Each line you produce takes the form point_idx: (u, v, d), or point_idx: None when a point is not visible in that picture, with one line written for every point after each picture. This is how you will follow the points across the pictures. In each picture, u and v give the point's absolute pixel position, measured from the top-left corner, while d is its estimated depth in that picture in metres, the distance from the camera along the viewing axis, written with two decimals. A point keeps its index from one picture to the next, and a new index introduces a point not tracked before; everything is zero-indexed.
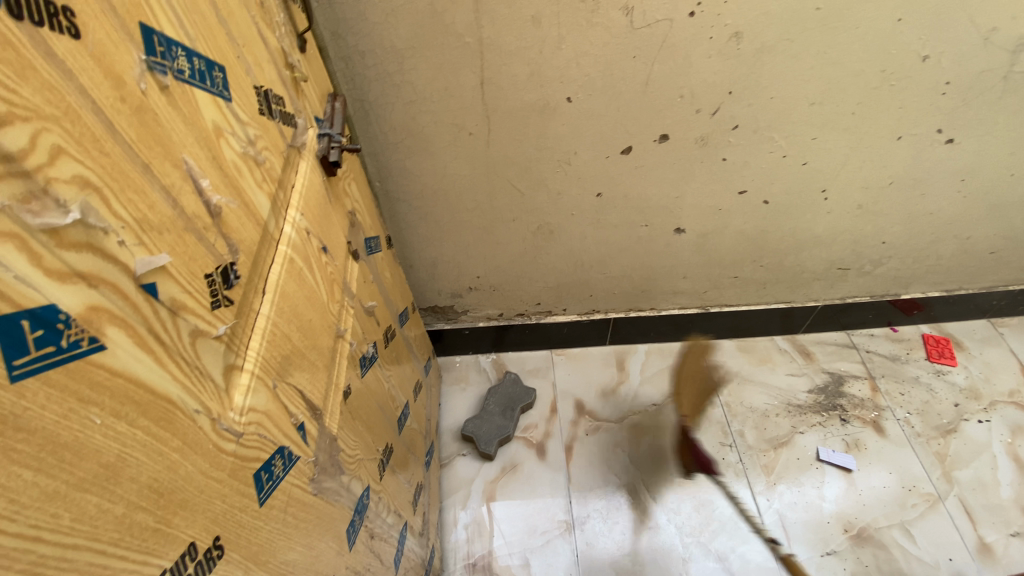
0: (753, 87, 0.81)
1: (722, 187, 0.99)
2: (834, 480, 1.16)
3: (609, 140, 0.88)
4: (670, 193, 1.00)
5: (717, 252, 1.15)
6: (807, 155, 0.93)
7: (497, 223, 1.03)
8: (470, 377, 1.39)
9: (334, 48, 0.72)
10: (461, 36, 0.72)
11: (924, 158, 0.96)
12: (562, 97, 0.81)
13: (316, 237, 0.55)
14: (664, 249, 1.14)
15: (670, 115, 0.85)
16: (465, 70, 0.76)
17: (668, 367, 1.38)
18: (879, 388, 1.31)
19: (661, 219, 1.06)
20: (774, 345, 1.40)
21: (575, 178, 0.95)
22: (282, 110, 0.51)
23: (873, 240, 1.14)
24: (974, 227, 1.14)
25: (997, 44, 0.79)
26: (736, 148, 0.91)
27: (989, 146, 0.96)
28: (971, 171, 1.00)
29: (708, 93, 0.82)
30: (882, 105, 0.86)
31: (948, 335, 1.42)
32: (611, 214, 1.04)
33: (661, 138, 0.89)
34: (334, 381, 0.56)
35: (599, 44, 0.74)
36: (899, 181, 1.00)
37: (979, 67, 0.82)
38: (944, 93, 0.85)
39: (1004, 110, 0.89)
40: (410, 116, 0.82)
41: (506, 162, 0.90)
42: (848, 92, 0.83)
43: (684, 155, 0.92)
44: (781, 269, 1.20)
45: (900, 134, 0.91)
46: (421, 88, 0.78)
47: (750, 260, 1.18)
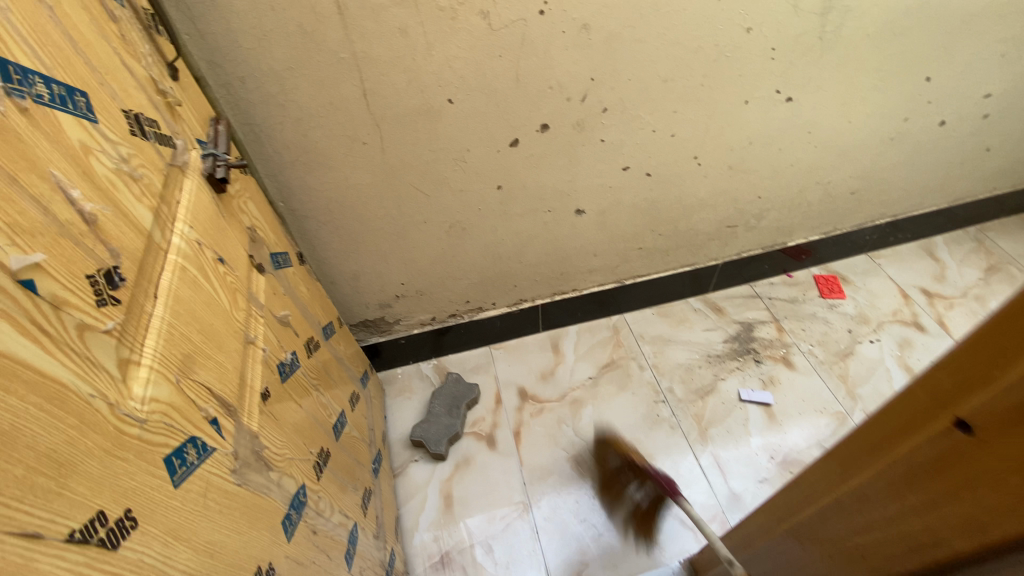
0: (611, 72, 0.91)
1: (608, 166, 1.09)
2: (757, 416, 1.27)
3: (496, 134, 0.96)
4: (563, 177, 1.09)
5: (619, 226, 1.25)
6: (673, 125, 1.04)
7: (408, 227, 1.08)
8: (413, 386, 1.40)
9: (213, 77, 0.75)
10: (335, 52, 0.77)
11: (773, 117, 1.10)
12: (443, 99, 0.87)
13: (209, 249, 0.58)
14: (571, 231, 1.22)
15: (545, 105, 0.93)
16: (346, 84, 0.81)
17: (599, 342, 1.46)
18: (784, 328, 1.45)
19: (562, 203, 1.14)
20: (689, 306, 1.52)
21: (473, 175, 1.02)
22: (157, 132, 0.54)
23: (751, 196, 1.28)
24: (831, 173, 1.30)
25: (806, 11, 0.92)
26: (611, 129, 1.01)
27: (823, 101, 1.11)
28: (814, 124, 1.15)
29: (574, 81, 0.91)
30: (725, 75, 0.98)
31: (835, 272, 1.60)
32: (515, 204, 1.11)
33: (543, 127, 0.97)
34: (249, 383, 0.59)
35: (466, 47, 0.81)
36: (758, 140, 1.14)
37: (795, 33, 0.95)
38: (773, 57, 0.98)
39: (827, 67, 1.04)
40: (301, 134, 0.85)
41: (404, 167, 0.96)
42: (693, 67, 0.95)
43: (567, 140, 1.01)
44: (679, 233, 1.32)
45: (747, 99, 1.04)
46: (307, 105, 0.82)
47: (649, 230, 1.29)
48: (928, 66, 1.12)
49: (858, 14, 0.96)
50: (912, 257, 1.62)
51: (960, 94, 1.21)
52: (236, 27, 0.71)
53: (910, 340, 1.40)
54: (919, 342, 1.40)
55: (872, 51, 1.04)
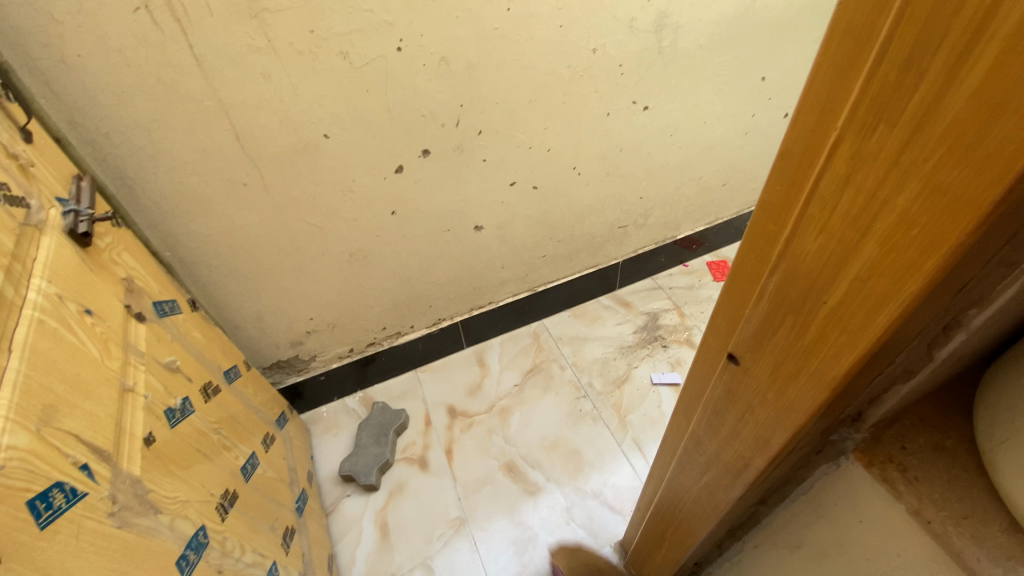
0: (478, 97, 1.00)
1: (495, 182, 1.16)
2: (669, 396, 1.37)
3: (380, 163, 1.01)
4: (454, 197, 1.15)
5: (518, 239, 1.32)
6: (548, 140, 1.14)
7: (307, 261, 1.10)
8: (340, 422, 1.39)
9: (74, 135, 0.76)
10: (200, 101, 0.79)
11: (635, 124, 1.22)
12: (319, 135, 0.91)
13: (73, 301, 0.58)
14: (473, 247, 1.28)
15: (422, 132, 1.00)
16: (218, 130, 0.83)
17: (521, 350, 1.52)
18: (685, 313, 1.57)
19: (458, 221, 1.20)
20: (600, 304, 1.62)
21: (365, 204, 1.06)
22: (6, 194, 0.55)
23: (634, 196, 1.40)
24: (700, 168, 1.45)
25: (641, 30, 1.05)
26: (490, 149, 1.09)
27: (676, 106, 1.25)
28: (675, 126, 1.29)
29: (444, 109, 0.98)
30: (583, 91, 1.09)
31: (725, 257, 1.76)
32: (412, 227, 1.16)
33: (423, 153, 1.03)
34: (128, 430, 0.59)
35: (332, 85, 0.86)
36: (627, 146, 1.26)
37: (636, 50, 1.08)
38: (623, 72, 1.10)
39: (672, 77, 1.18)
40: (179, 182, 0.87)
41: (292, 203, 0.98)
42: (552, 87, 1.05)
43: (449, 163, 1.08)
44: (575, 238, 1.41)
45: (609, 110, 1.16)
46: (180, 154, 0.84)
47: (548, 238, 1.37)
48: (759, 69, 1.29)
49: (687, 29, 1.10)
50: None
51: (793, 90, 1.40)
52: (93, 86, 0.73)
53: None
54: None
55: (707, 61, 1.19)
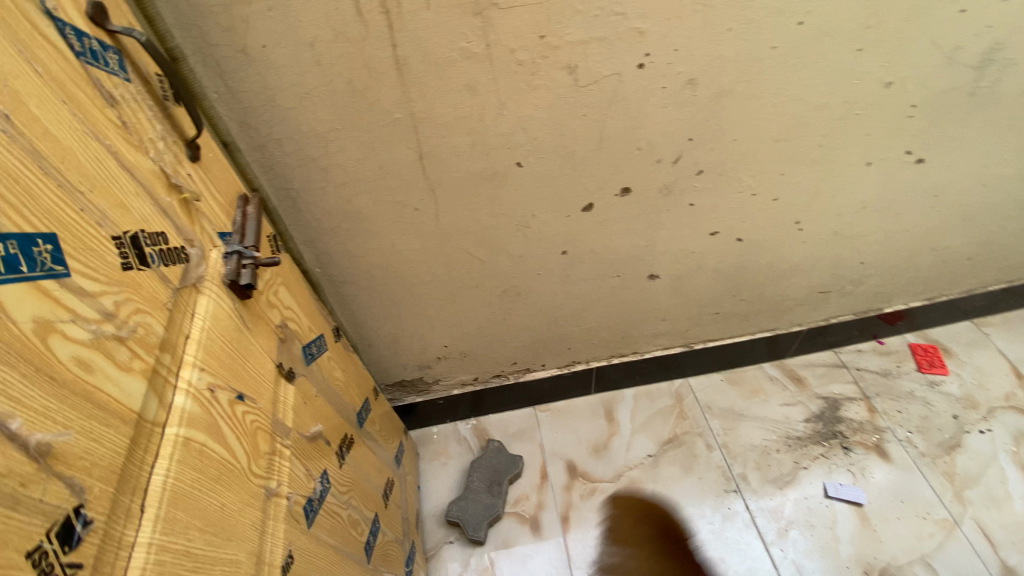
0: (714, 132, 0.75)
1: (693, 232, 0.92)
2: (847, 517, 1.10)
3: (569, 200, 0.81)
4: (639, 243, 0.92)
5: (696, 295, 1.08)
6: (779, 189, 0.87)
7: (458, 292, 0.94)
8: (450, 450, 1.24)
9: (244, 139, 0.63)
10: (389, 112, 0.64)
11: (896, 179, 0.91)
12: (511, 162, 0.73)
13: (226, 389, 0.45)
14: (640, 296, 1.05)
15: (629, 167, 0.78)
16: (400, 146, 0.68)
17: (660, 412, 1.28)
18: (876, 409, 1.26)
19: (634, 268, 0.97)
20: (763, 373, 1.34)
21: (537, 241, 0.87)
22: (163, 249, 0.40)
23: (853, 262, 1.10)
24: (949, 238, 1.10)
25: (962, 63, 0.74)
26: (703, 193, 0.85)
27: (958, 163, 0.92)
28: (943, 187, 0.96)
29: (667, 143, 0.75)
30: (849, 135, 0.81)
31: (934, 341, 1.38)
32: (581, 270, 0.95)
33: (623, 191, 0.82)
34: (268, 562, 0.46)
35: (544, 106, 0.67)
36: (871, 204, 0.96)
37: (943, 88, 0.77)
38: (910, 116, 0.80)
39: (972, 126, 0.85)
40: (345, 199, 0.73)
41: (459, 232, 0.82)
42: (813, 126, 0.78)
43: (647, 206, 0.85)
44: (762, 300, 1.14)
45: (870, 160, 0.86)
46: (353, 169, 0.69)
47: (729, 294, 1.10)
48: None
49: None
50: None
51: None
52: (274, 84, 0.59)
53: None
54: None
55: None
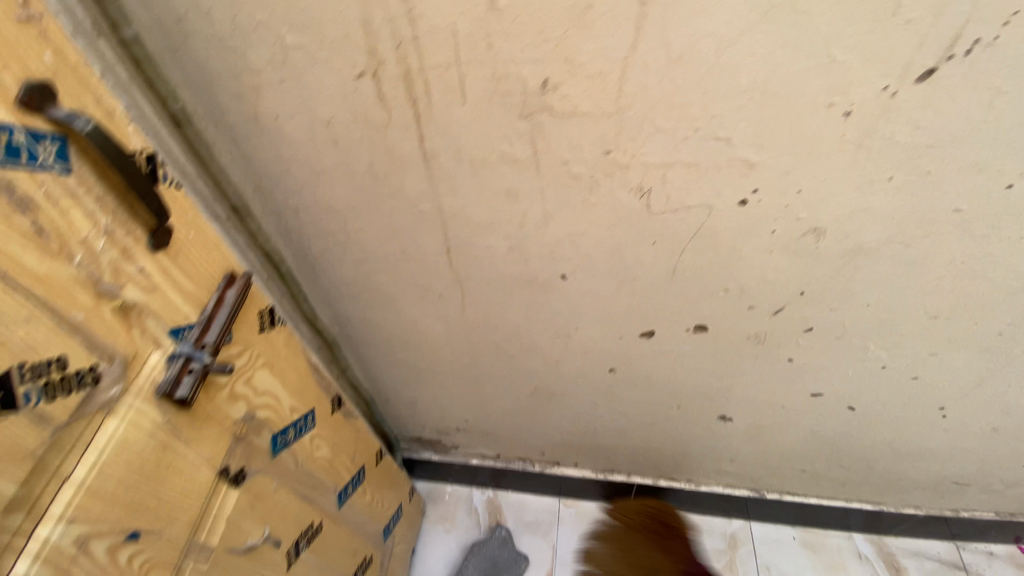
0: (836, 292, 0.55)
1: (786, 386, 0.71)
2: None
3: (623, 322, 0.65)
4: (711, 381, 0.73)
5: (776, 446, 0.86)
6: (924, 367, 0.63)
7: (484, 379, 0.83)
8: (457, 519, 1.15)
9: (259, 203, 0.57)
10: (414, 202, 0.53)
11: None
12: (554, 274, 0.60)
13: (109, 532, 0.39)
14: (702, 432, 0.86)
15: (707, 306, 0.60)
16: (426, 237, 0.58)
17: (703, 555, 1.07)
18: None
19: (699, 404, 0.79)
20: (850, 546, 1.07)
21: (579, 353, 0.73)
22: (49, 381, 0.34)
23: (1016, 464, 0.80)
24: None
25: None
26: (808, 351, 0.64)
27: None
28: None
29: (767, 291, 0.57)
30: None
31: None
32: (630, 391, 0.79)
33: (696, 328, 0.64)
34: None
35: (601, 225, 0.53)
36: None
37: None
38: None
39: None
40: (364, 274, 0.65)
41: (488, 326, 0.71)
42: (995, 311, 0.54)
43: (727, 349, 0.67)
44: (868, 472, 0.88)
45: None
46: (372, 248, 0.60)
47: (824, 457, 0.87)
48: None
49: None
50: None
51: None
52: (289, 155, 0.51)
53: None
54: None
55: None
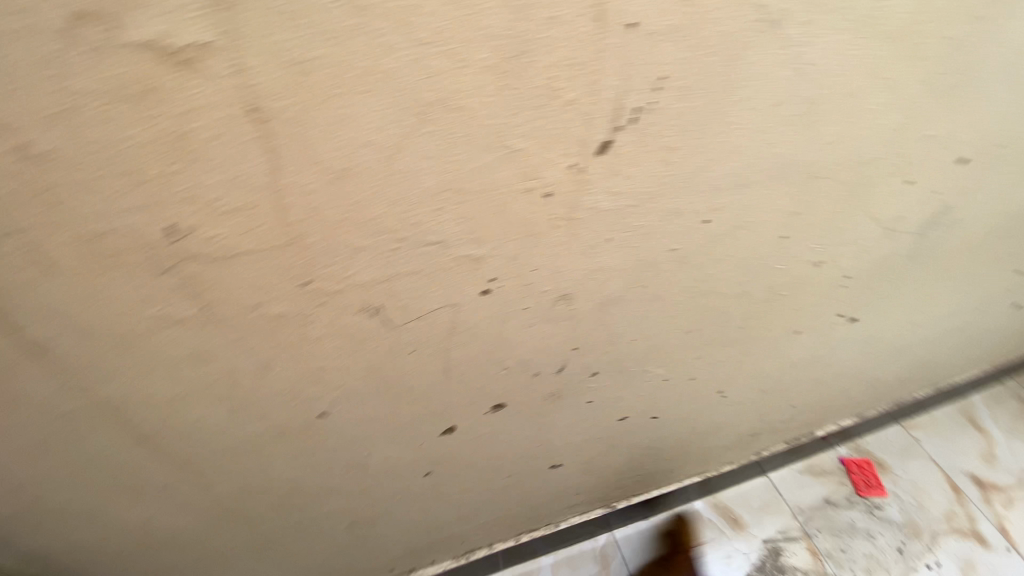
0: (605, 338, 0.55)
1: (596, 421, 0.71)
2: None
3: (414, 430, 0.56)
4: (530, 444, 0.69)
5: (608, 467, 0.87)
6: (698, 369, 0.68)
7: (280, 539, 0.65)
8: None
9: None
10: (55, 404, 0.38)
11: (826, 341, 0.75)
12: (311, 414, 0.48)
13: None
14: (541, 485, 0.83)
15: (496, 387, 0.55)
16: (101, 433, 0.41)
17: None
18: (820, 551, 1.11)
19: (528, 465, 0.74)
20: (695, 515, 1.17)
21: (383, 475, 0.61)
22: None
23: (783, 407, 0.93)
24: (882, 371, 0.96)
25: (900, 232, 0.58)
26: (602, 389, 0.64)
27: (893, 315, 0.77)
28: (875, 337, 0.82)
29: (545, 358, 0.54)
30: (773, 314, 0.63)
31: (868, 456, 1.26)
32: (455, 483, 0.69)
33: (494, 408, 0.58)
34: None
35: (339, 354, 0.42)
36: (802, 363, 0.79)
37: (878, 258, 0.61)
38: (843, 286, 0.63)
39: (907, 286, 0.70)
40: (30, 500, 0.45)
41: (254, 492, 0.55)
42: (731, 314, 0.59)
43: (533, 413, 0.63)
44: (686, 454, 0.96)
45: (799, 329, 0.68)
46: (24, 470, 0.42)
47: (650, 458, 0.91)
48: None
49: (964, 226, 0.62)
50: (953, 427, 1.32)
51: None
52: None
53: (977, 566, 1.09)
54: (987, 568, 1.09)
55: (965, 262, 0.71)
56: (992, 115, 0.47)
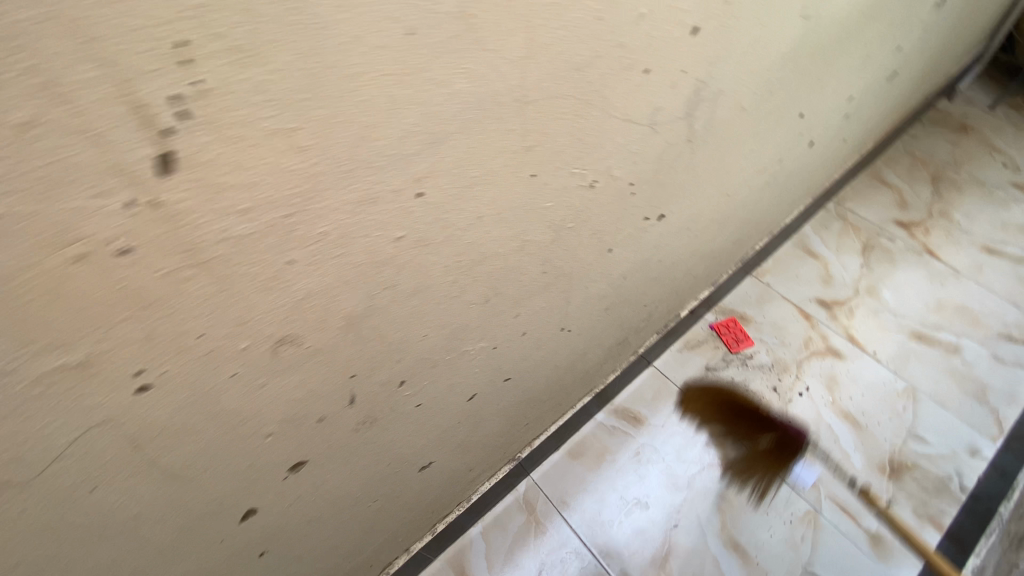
0: (388, 348, 0.45)
1: (444, 414, 0.63)
2: (730, 562, 1.02)
3: (197, 537, 0.45)
4: (377, 470, 0.60)
5: (489, 436, 0.82)
6: (524, 322, 0.62)
7: None
8: None
9: None
10: None
11: (645, 244, 0.73)
12: None
13: None
14: (423, 488, 0.76)
15: (276, 454, 0.45)
16: None
17: (517, 539, 1.07)
18: (711, 416, 1.20)
19: (392, 484, 0.67)
20: (600, 428, 1.20)
21: None
22: None
23: (637, 309, 0.94)
24: (713, 243, 0.99)
25: (665, 122, 0.53)
26: (427, 387, 0.55)
27: (700, 196, 0.75)
28: (693, 220, 0.81)
29: (318, 400, 0.43)
30: (572, 245, 0.57)
31: (732, 313, 1.35)
32: (310, 540, 0.60)
33: (293, 468, 0.48)
34: None
35: None
36: (632, 270, 0.77)
37: (655, 154, 0.56)
38: (632, 193, 0.59)
39: (700, 167, 0.68)
40: None
41: None
42: (524, 265, 0.53)
43: (354, 448, 0.53)
44: (563, 386, 0.94)
45: (609, 246, 0.65)
46: None
47: (529, 408, 0.88)
48: (804, 102, 0.80)
49: (731, 93, 0.59)
50: (793, 261, 1.43)
51: (830, 110, 0.94)
52: None
53: (835, 377, 1.24)
54: (842, 375, 1.24)
55: (747, 126, 0.69)
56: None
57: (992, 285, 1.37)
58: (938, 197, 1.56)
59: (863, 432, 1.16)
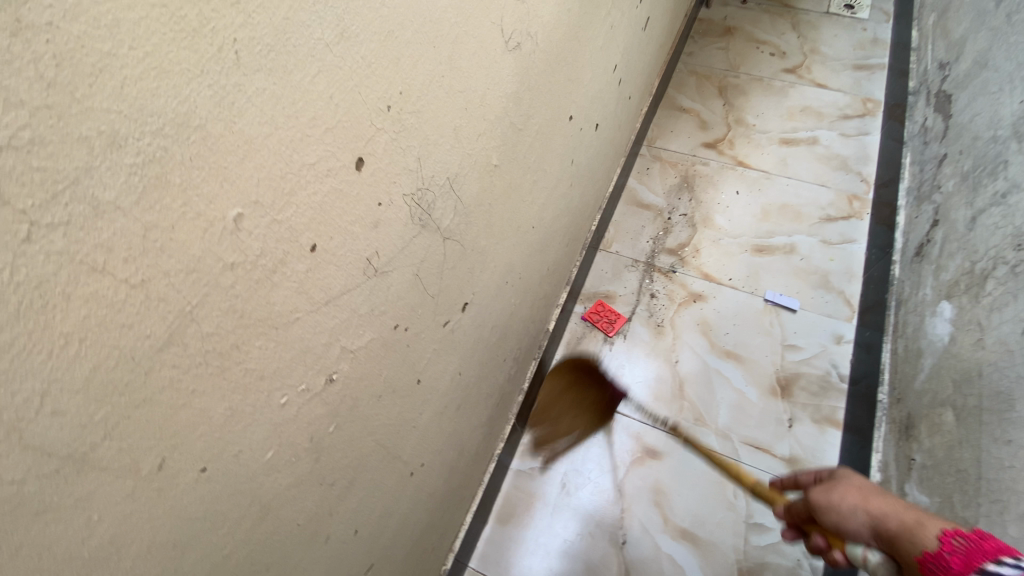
0: None
1: None
2: (684, 553, 1.00)
3: None
4: None
5: None
6: (348, 527, 0.47)
7: None
8: None
9: None
10: None
11: (462, 336, 0.62)
12: None
13: None
14: None
15: None
16: None
17: None
18: (615, 411, 1.16)
19: None
20: (520, 476, 1.10)
21: None
22: None
23: (496, 371, 0.83)
24: (543, 264, 0.91)
25: (400, 253, 0.40)
26: None
27: (499, 255, 0.65)
28: (507, 271, 0.71)
29: None
30: (360, 428, 0.44)
31: (597, 296, 1.31)
32: None
33: None
34: None
35: None
36: (464, 361, 0.66)
37: (410, 280, 0.44)
38: (406, 328, 0.46)
39: (482, 238, 0.57)
40: None
41: None
42: (297, 508, 0.38)
43: None
44: (459, 485, 0.82)
45: (416, 378, 0.52)
46: None
47: (428, 539, 0.75)
48: (567, 104, 0.71)
49: (469, 164, 0.47)
50: (631, 219, 1.43)
51: (600, 90, 0.87)
52: None
53: (706, 320, 1.26)
54: (711, 315, 1.26)
55: (513, 170, 0.59)
56: (323, 92, 0.27)
57: (799, 174, 1.47)
58: (730, 106, 1.63)
59: (747, 364, 1.19)
